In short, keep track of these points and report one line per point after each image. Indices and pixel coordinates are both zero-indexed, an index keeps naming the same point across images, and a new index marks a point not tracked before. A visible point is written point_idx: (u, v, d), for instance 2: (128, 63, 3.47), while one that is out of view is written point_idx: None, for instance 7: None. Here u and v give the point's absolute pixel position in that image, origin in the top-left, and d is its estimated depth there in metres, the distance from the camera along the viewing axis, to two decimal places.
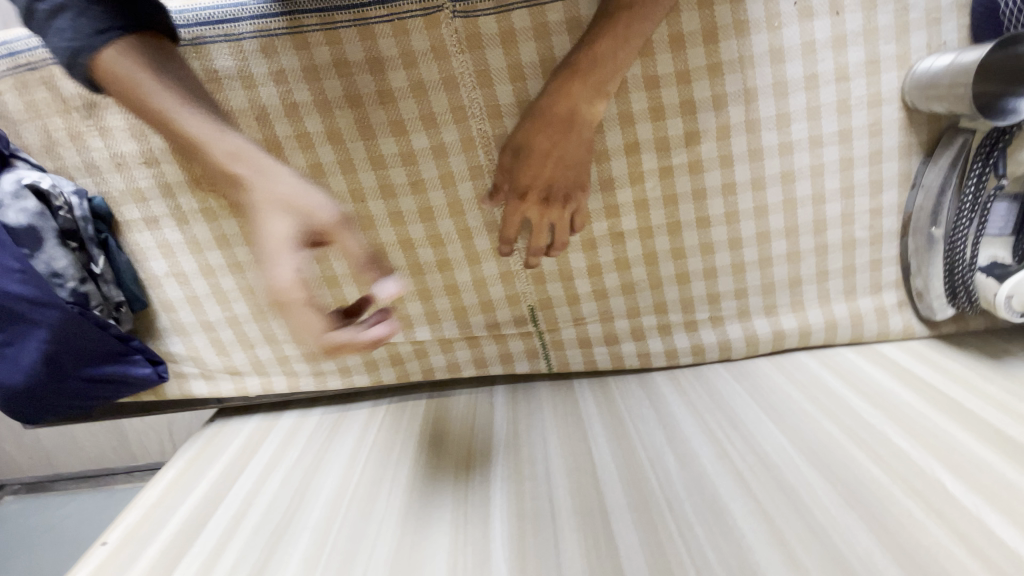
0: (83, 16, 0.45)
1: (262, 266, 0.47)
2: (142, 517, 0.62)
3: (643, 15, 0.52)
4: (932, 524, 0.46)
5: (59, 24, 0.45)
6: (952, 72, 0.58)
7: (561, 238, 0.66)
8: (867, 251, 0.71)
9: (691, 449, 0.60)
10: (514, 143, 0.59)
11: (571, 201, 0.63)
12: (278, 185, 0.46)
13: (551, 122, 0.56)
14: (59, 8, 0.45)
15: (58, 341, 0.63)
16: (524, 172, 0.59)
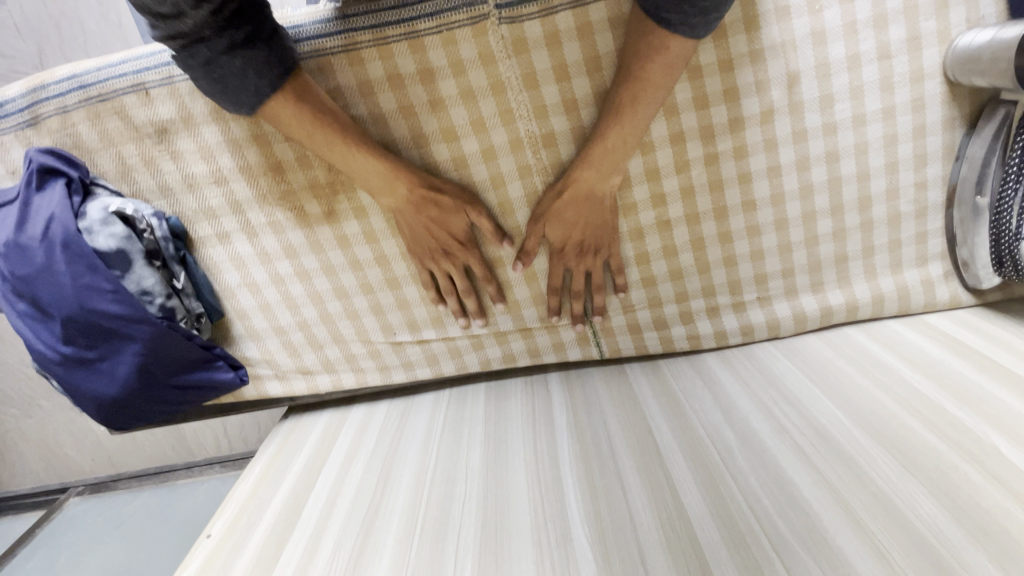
0: (268, 68, 0.53)
1: (438, 239, 0.68)
2: (240, 509, 0.68)
3: (646, 104, 0.58)
4: (991, 488, 0.49)
5: (245, 73, 0.52)
6: (993, 47, 0.59)
7: (598, 283, 0.73)
8: (912, 224, 0.72)
9: (748, 424, 0.63)
10: (542, 215, 0.68)
11: (602, 251, 0.71)
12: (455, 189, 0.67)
13: (577, 195, 0.65)
14: (246, 61, 0.51)
15: (151, 354, 0.67)
16: (554, 237, 0.69)
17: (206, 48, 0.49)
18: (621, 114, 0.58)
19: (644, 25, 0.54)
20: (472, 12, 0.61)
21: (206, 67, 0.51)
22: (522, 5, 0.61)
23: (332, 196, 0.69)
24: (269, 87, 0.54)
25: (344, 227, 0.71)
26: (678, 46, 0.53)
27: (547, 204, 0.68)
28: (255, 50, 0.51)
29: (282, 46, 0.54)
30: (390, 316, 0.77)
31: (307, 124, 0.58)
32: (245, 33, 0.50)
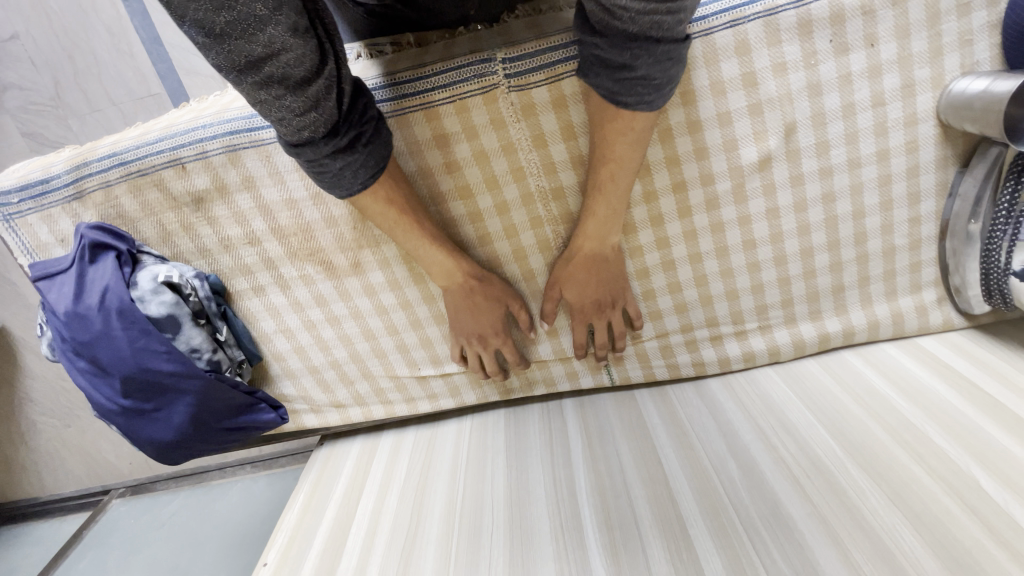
0: (362, 168, 0.56)
1: (479, 323, 0.74)
2: (289, 538, 0.75)
3: (622, 173, 0.62)
4: (968, 520, 0.54)
5: (340, 170, 0.55)
6: (986, 98, 0.62)
7: (620, 332, 0.77)
8: (906, 256, 0.76)
9: (750, 455, 0.68)
10: (557, 282, 0.73)
11: (619, 303, 0.75)
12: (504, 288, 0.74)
13: (587, 259, 0.70)
14: (345, 162, 0.55)
15: (202, 404, 0.73)
16: (572, 300, 0.73)
17: (308, 147, 0.52)
18: (608, 186, 0.63)
19: (603, 112, 0.57)
20: (483, 83, 0.66)
21: (308, 163, 0.55)
22: (529, 74, 0.65)
23: (357, 250, 0.74)
24: (360, 182, 0.57)
25: (369, 277, 0.76)
26: (642, 118, 0.55)
27: (559, 270, 0.73)
28: (352, 151, 0.55)
29: (376, 147, 0.57)
30: (414, 353, 0.83)
31: (382, 200, 0.62)
32: (345, 136, 0.53)
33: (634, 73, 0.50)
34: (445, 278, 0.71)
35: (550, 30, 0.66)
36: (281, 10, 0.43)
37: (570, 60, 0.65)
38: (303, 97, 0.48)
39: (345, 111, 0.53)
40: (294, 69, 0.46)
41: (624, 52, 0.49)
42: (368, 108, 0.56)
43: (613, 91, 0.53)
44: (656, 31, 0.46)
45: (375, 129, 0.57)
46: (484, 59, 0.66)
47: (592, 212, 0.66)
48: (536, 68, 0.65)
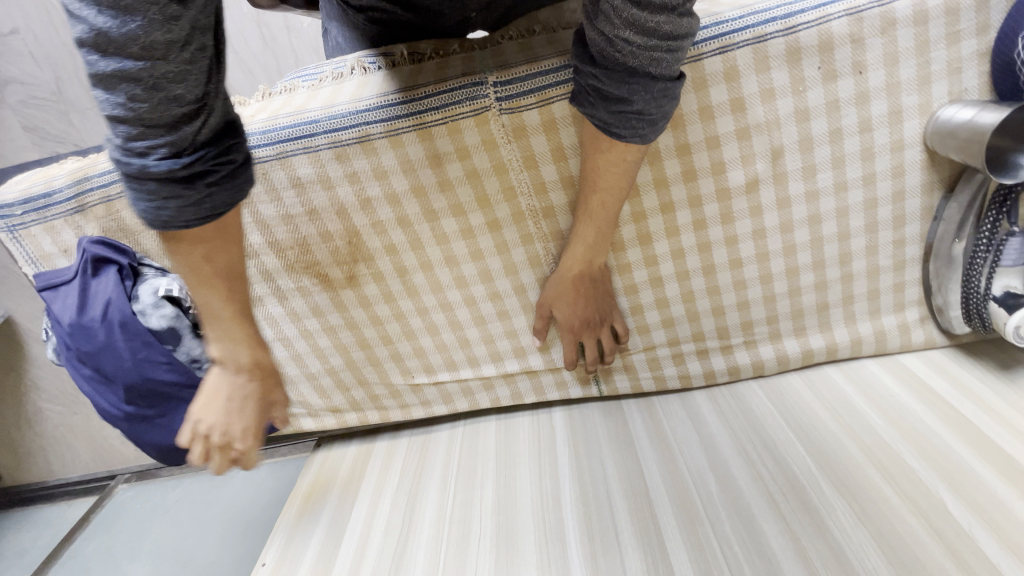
0: (190, 205, 0.49)
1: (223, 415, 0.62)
2: (286, 539, 0.78)
3: (613, 202, 0.65)
4: (931, 542, 0.57)
5: (162, 198, 0.48)
6: (970, 129, 0.62)
7: (611, 349, 0.79)
8: (890, 276, 0.77)
9: (729, 470, 0.70)
10: (549, 301, 0.76)
11: (607, 321, 0.78)
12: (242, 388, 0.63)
13: (575, 280, 0.73)
14: (170, 191, 0.47)
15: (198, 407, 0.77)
16: (562, 317, 0.76)
17: (136, 161, 0.45)
18: (598, 213, 0.66)
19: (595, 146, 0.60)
20: (475, 105, 0.67)
21: (130, 177, 0.47)
22: (520, 98, 0.67)
23: (352, 264, 0.76)
24: (184, 221, 0.50)
25: (364, 290, 0.78)
26: (633, 150, 0.57)
27: (549, 289, 0.76)
28: (190, 187, 0.48)
29: (223, 190, 0.52)
30: (407, 361, 0.85)
31: (197, 257, 0.55)
32: (190, 168, 0.47)
33: (630, 107, 0.53)
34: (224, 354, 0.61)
35: (539, 53, 0.68)
36: (178, 21, 0.41)
37: (560, 84, 0.66)
38: (156, 110, 0.43)
39: (201, 141, 0.48)
40: (165, 80, 0.42)
41: (623, 85, 0.51)
42: (231, 149, 0.52)
43: (608, 123, 0.55)
44: (651, 67, 0.50)
45: (229, 172, 0.52)
46: (475, 82, 0.67)
47: (583, 234, 0.69)
48: (527, 91, 0.67)
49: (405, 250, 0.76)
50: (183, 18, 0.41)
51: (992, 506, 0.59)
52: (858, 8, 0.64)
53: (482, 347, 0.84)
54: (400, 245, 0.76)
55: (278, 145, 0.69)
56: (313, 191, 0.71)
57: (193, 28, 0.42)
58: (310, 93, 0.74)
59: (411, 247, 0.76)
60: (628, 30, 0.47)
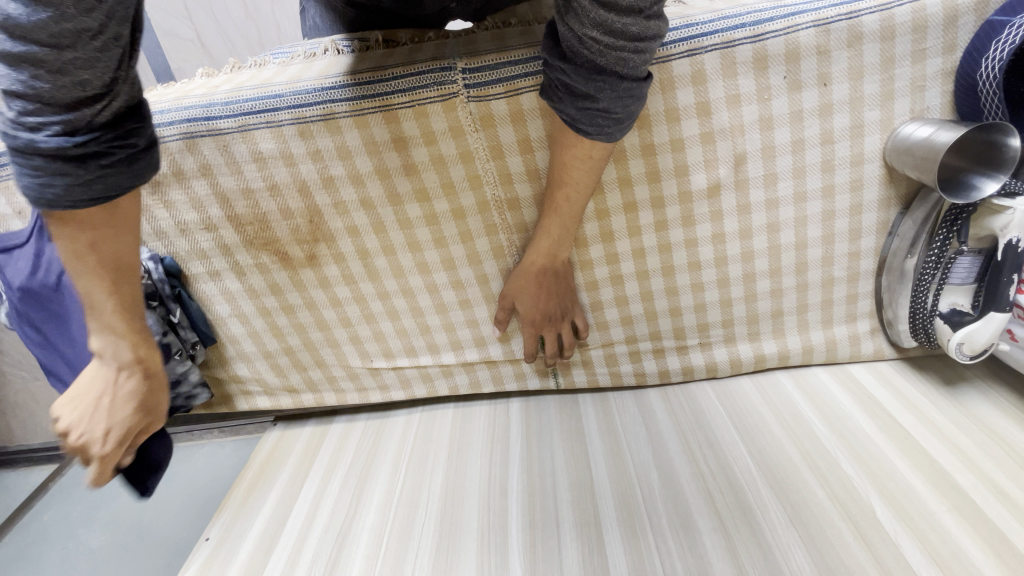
0: (80, 187, 0.48)
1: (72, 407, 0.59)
2: (233, 515, 0.77)
3: (577, 198, 0.64)
4: (857, 546, 0.59)
5: (49, 178, 0.46)
6: (927, 146, 0.64)
7: (570, 342, 0.80)
8: (844, 287, 0.79)
9: (673, 467, 0.71)
10: (510, 295, 0.76)
11: (568, 314, 0.78)
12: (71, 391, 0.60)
13: (536, 275, 0.73)
14: (58, 171, 0.46)
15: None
16: (523, 309, 0.76)
17: (25, 135, 0.43)
18: (560, 208, 0.66)
19: (561, 140, 0.60)
20: (442, 90, 0.67)
21: (14, 150, 0.45)
22: (488, 87, 0.67)
23: (313, 243, 0.76)
24: (71, 200, 0.48)
25: (325, 270, 0.78)
26: (594, 149, 0.57)
27: (511, 283, 0.76)
28: (83, 167, 0.47)
29: (120, 172, 0.50)
30: (366, 345, 0.85)
31: (80, 245, 0.53)
32: (84, 149, 0.46)
33: (596, 106, 0.51)
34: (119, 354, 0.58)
35: (510, 44, 0.68)
36: (93, 13, 0.40)
37: (529, 75, 0.66)
38: (56, 91, 0.42)
39: (100, 123, 0.47)
40: (75, 68, 0.42)
41: (590, 82, 0.50)
42: (133, 132, 0.50)
43: (575, 119, 0.53)
44: (617, 66, 0.48)
45: (127, 155, 0.50)
46: (444, 68, 0.67)
47: (546, 229, 0.69)
48: (496, 81, 0.67)
49: (366, 233, 0.76)
50: (99, 10, 0.40)
51: (920, 516, 0.61)
52: (826, 20, 0.65)
53: (442, 335, 0.84)
54: (362, 227, 0.75)
55: (240, 117, 0.68)
56: (275, 167, 0.71)
57: (111, 20, 0.42)
58: (279, 69, 0.73)
59: (374, 230, 0.75)
60: (595, 31, 0.46)
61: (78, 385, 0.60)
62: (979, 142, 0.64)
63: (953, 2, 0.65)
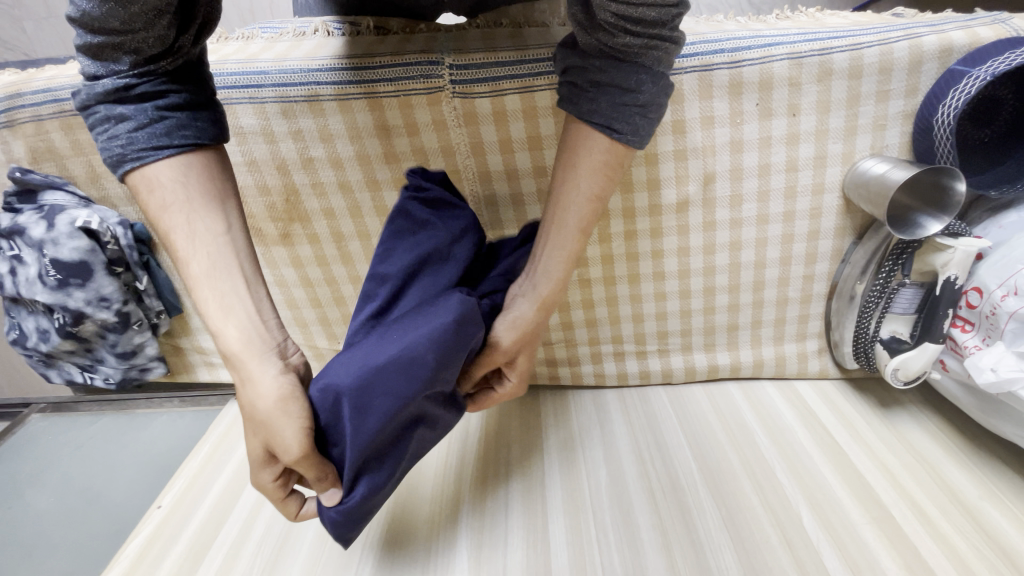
0: (141, 130, 0.46)
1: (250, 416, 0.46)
2: (187, 485, 0.78)
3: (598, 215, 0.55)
4: (781, 551, 0.63)
5: (114, 131, 0.46)
6: (882, 182, 0.67)
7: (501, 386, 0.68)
8: (797, 307, 0.83)
9: (621, 466, 0.74)
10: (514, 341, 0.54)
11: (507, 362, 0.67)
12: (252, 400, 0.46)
13: (540, 319, 0.55)
14: (119, 118, 0.46)
15: (434, 351, 0.47)
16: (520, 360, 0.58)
17: (101, 96, 0.46)
18: (581, 227, 0.54)
19: (578, 153, 0.51)
20: (428, 83, 0.68)
21: (98, 112, 0.46)
22: (474, 84, 0.68)
23: (288, 222, 0.77)
24: (138, 147, 0.46)
25: (298, 250, 0.79)
26: (626, 156, 0.52)
27: (507, 331, 0.54)
28: (140, 113, 0.46)
29: (187, 123, 0.47)
30: (334, 327, 0.86)
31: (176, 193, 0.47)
32: (144, 100, 0.46)
33: (638, 102, 0.49)
34: (221, 340, 0.48)
35: (499, 44, 0.69)
36: None
37: (515, 78, 0.68)
38: (107, 51, 0.45)
39: (162, 75, 0.47)
40: (143, 43, 0.44)
41: (630, 77, 0.48)
42: (196, 92, 0.49)
43: (610, 116, 0.49)
44: (650, 64, 0.48)
45: (193, 114, 0.48)
46: (431, 61, 0.67)
47: (563, 253, 0.54)
48: (482, 79, 0.68)
49: (343, 216, 0.76)
50: None
51: (843, 527, 0.65)
52: (800, 54, 0.68)
53: None
54: (338, 210, 0.76)
55: (223, 90, 0.68)
56: (255, 142, 0.71)
57: None
58: (267, 45, 0.73)
59: (350, 214, 0.76)
60: (627, 37, 0.46)
61: (265, 387, 0.46)
62: (931, 183, 0.68)
63: (920, 47, 0.68)
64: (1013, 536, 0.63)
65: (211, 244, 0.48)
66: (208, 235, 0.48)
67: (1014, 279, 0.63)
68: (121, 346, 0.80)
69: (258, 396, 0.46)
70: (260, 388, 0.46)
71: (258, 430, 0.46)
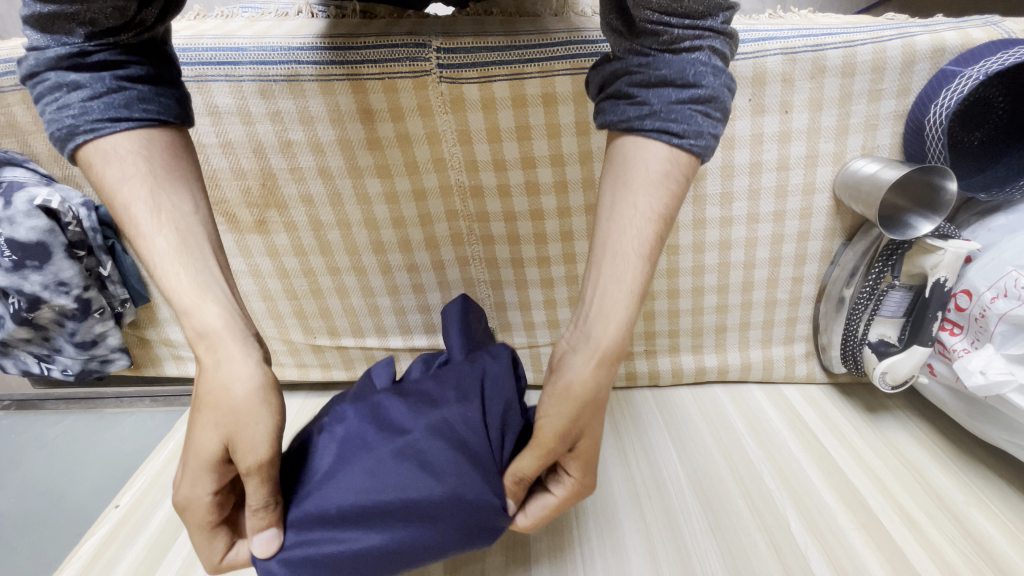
0: (96, 100, 0.42)
1: (214, 409, 0.41)
2: (148, 484, 0.74)
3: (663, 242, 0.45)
4: (769, 557, 0.61)
5: (63, 100, 0.42)
6: (872, 182, 0.67)
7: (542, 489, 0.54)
8: (785, 309, 0.82)
9: (606, 470, 0.72)
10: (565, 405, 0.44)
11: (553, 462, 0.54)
12: (219, 391, 0.42)
13: (602, 378, 0.45)
14: (71, 87, 0.42)
15: (459, 395, 0.47)
16: (584, 441, 0.46)
17: (49, 63, 0.42)
18: (641, 258, 0.44)
19: (631, 171, 0.44)
20: (414, 66, 0.65)
21: (46, 80, 0.43)
22: (462, 69, 0.65)
23: (264, 208, 0.73)
24: (90, 117, 0.42)
25: (273, 238, 0.76)
26: (684, 166, 0.44)
27: (560, 403, 0.44)
28: (95, 82, 0.42)
29: (147, 97, 0.44)
30: (311, 321, 0.82)
31: (135, 162, 0.43)
32: (98, 70, 0.43)
33: (699, 98, 0.43)
34: (192, 319, 0.43)
35: (489, 30, 0.67)
36: None
37: (505, 64, 0.66)
38: (59, 22, 0.41)
39: (121, 48, 0.44)
40: (101, 14, 0.41)
41: (685, 70, 0.43)
42: (159, 68, 0.46)
43: (665, 115, 0.43)
44: (707, 55, 0.44)
45: (153, 89, 0.45)
46: (418, 43, 0.65)
47: (624, 290, 0.44)
48: (470, 65, 0.65)
49: (322, 204, 0.73)
50: None
51: (830, 532, 0.63)
52: (794, 49, 0.67)
53: (391, 318, 0.82)
54: (317, 198, 0.73)
55: (198, 66, 0.65)
56: (230, 123, 0.68)
57: None
58: (247, 24, 0.70)
59: (330, 202, 0.73)
60: (675, 30, 0.43)
61: (237, 377, 0.42)
62: (922, 183, 0.68)
63: (912, 47, 0.68)
64: (1001, 542, 0.61)
65: (170, 216, 0.43)
66: (176, 211, 0.44)
67: (1004, 281, 0.63)
68: (80, 335, 0.76)
69: (233, 377, 0.42)
70: (233, 377, 0.42)
71: (219, 425, 0.41)
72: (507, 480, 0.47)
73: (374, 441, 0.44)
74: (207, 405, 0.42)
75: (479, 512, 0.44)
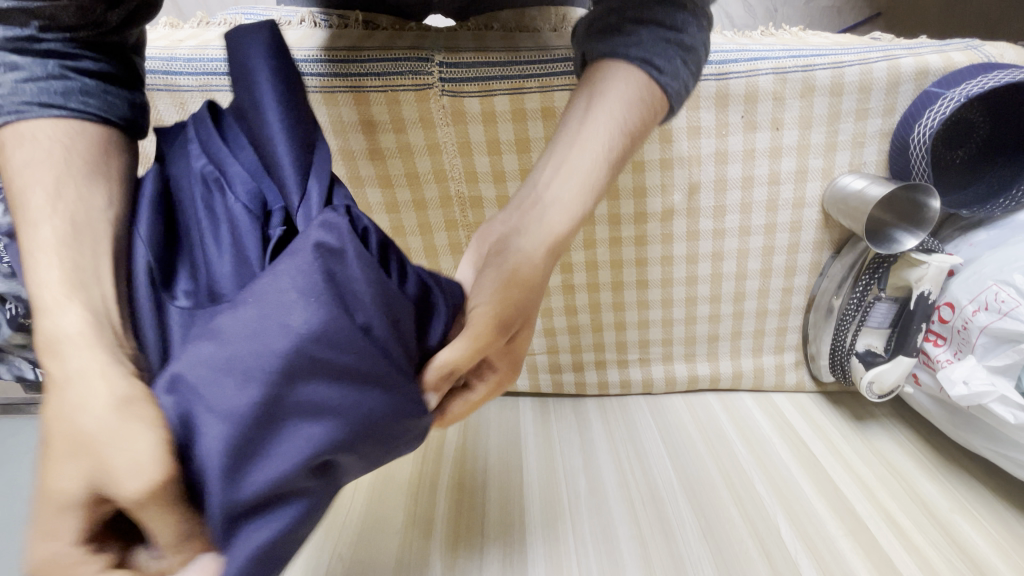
0: (29, 84, 0.37)
1: (76, 428, 0.28)
2: None
3: (628, 149, 0.45)
4: (761, 563, 0.62)
5: None
6: (859, 198, 0.69)
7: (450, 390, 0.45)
8: (775, 319, 0.84)
9: (601, 476, 0.73)
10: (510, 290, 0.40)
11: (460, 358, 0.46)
12: (84, 408, 0.28)
13: (548, 267, 0.42)
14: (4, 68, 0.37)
15: (301, 313, 0.28)
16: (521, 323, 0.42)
17: None
18: (606, 159, 0.43)
19: (607, 83, 0.44)
20: (417, 80, 0.67)
21: None
22: (463, 83, 0.67)
23: None
24: (19, 101, 0.36)
25: None
26: (659, 104, 0.45)
27: (502, 286, 0.40)
28: (34, 66, 0.37)
29: (92, 91, 0.39)
30: None
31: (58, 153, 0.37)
32: (41, 55, 0.38)
33: (682, 43, 0.45)
34: (45, 324, 0.31)
35: (489, 44, 0.68)
36: None
37: (505, 78, 0.67)
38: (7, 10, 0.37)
39: (74, 40, 0.39)
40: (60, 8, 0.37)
41: (672, 16, 0.45)
42: (115, 68, 0.41)
43: (647, 49, 0.44)
44: (691, 11, 0.47)
45: (102, 83, 0.40)
46: (420, 58, 0.66)
47: (585, 186, 0.42)
48: (472, 79, 0.67)
49: None
50: None
51: (819, 538, 0.65)
52: (784, 69, 0.70)
53: None
54: None
55: (202, 76, 0.66)
56: None
57: None
58: None
59: None
60: None
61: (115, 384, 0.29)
62: (906, 200, 0.70)
63: (897, 69, 0.70)
64: (983, 549, 0.63)
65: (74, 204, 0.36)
66: (82, 203, 0.36)
67: (985, 295, 0.65)
68: None
69: (90, 393, 0.28)
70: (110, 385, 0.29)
71: (83, 447, 0.27)
72: (431, 374, 0.36)
73: (197, 422, 0.26)
74: (60, 432, 0.28)
75: (391, 428, 0.31)
